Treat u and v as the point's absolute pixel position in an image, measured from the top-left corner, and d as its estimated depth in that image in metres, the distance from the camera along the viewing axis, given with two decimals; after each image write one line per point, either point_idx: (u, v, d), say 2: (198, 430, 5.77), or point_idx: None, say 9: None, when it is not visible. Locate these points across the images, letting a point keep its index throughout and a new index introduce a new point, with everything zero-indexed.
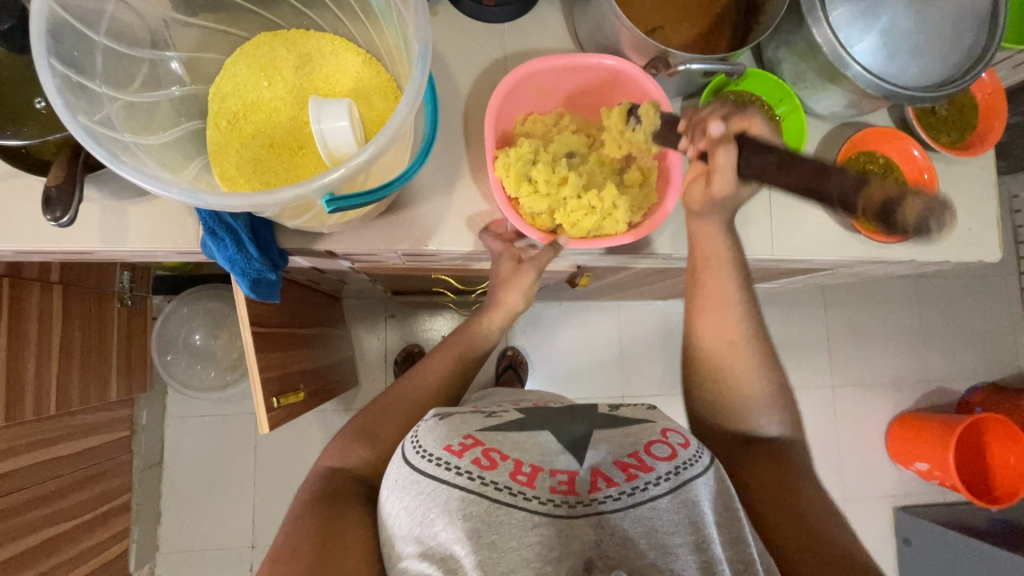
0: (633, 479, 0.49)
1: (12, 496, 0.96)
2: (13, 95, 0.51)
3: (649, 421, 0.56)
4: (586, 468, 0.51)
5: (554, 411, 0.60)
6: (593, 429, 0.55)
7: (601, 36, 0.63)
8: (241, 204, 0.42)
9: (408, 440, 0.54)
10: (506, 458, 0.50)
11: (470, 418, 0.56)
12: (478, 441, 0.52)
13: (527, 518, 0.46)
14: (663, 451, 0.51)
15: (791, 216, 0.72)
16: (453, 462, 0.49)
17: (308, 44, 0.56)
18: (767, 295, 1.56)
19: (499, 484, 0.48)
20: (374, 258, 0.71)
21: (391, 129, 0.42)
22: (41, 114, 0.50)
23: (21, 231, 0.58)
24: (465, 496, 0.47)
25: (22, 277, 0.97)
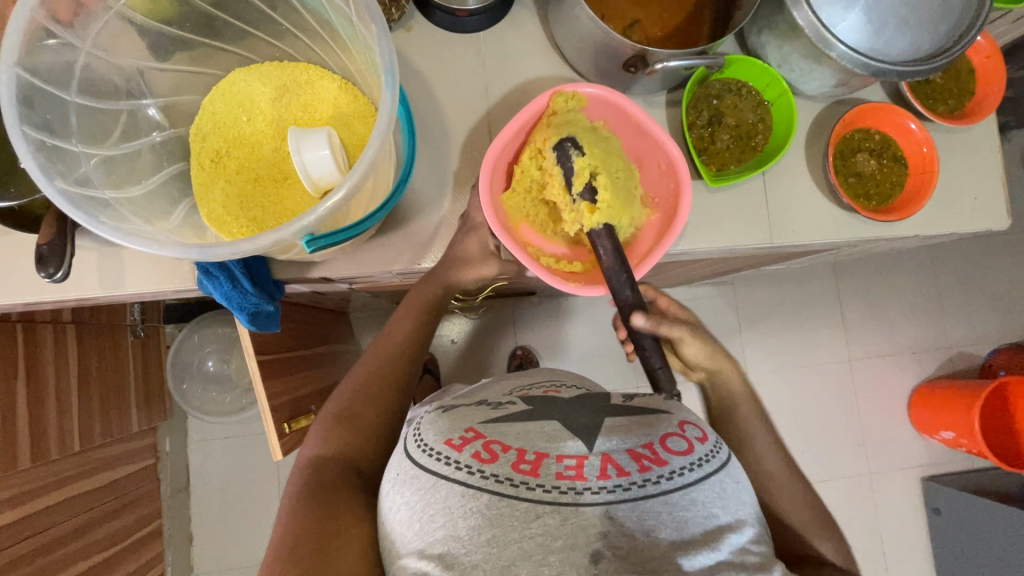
0: (645, 471, 0.49)
1: (46, 534, 0.99)
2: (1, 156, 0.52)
3: (665, 412, 0.57)
4: (597, 454, 0.50)
5: (562, 399, 0.61)
6: (606, 419, 0.56)
7: (575, 38, 0.62)
8: (222, 252, 0.42)
9: (412, 436, 0.56)
10: (509, 449, 0.51)
11: (473, 412, 0.58)
12: (479, 434, 0.53)
13: (531, 511, 0.46)
14: (678, 445, 0.52)
15: (788, 199, 0.70)
16: (452, 457, 0.50)
17: (282, 75, 0.56)
18: (776, 274, 1.54)
19: (500, 476, 0.48)
20: (370, 280, 0.71)
21: (364, 162, 0.42)
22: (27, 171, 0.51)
23: (26, 285, 0.59)
24: (464, 491, 0.47)
25: (35, 321, 0.99)
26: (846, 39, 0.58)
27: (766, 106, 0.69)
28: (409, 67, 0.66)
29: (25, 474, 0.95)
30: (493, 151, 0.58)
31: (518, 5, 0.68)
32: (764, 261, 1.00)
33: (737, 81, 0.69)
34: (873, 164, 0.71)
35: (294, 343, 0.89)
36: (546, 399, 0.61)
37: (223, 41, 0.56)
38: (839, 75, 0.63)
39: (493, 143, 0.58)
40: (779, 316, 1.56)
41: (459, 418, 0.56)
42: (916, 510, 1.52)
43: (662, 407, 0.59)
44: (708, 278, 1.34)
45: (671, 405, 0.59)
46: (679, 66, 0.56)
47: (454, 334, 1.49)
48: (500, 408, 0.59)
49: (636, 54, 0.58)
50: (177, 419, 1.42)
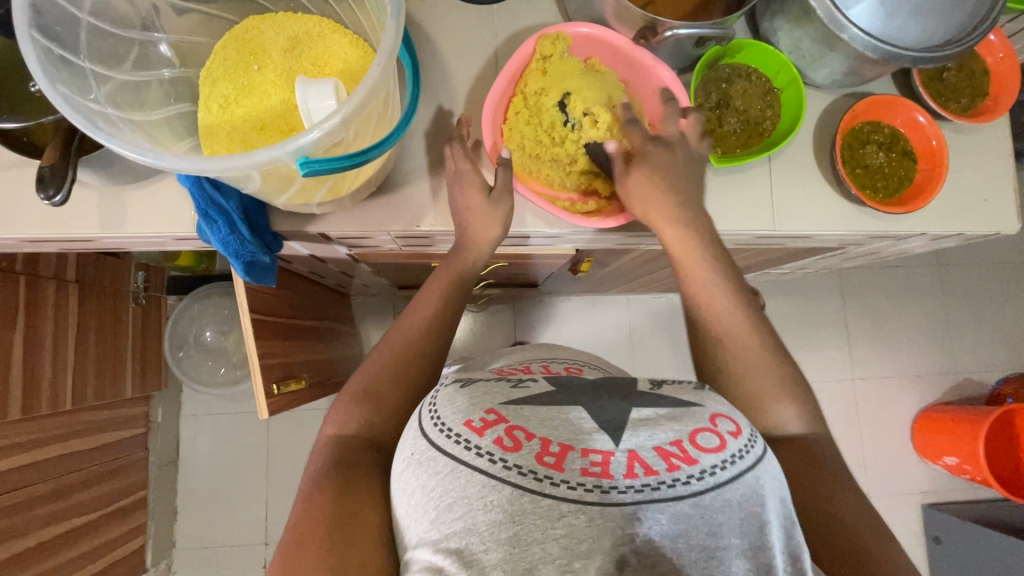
0: (675, 472, 0.42)
1: (30, 489, 0.99)
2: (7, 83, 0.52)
3: (695, 404, 0.48)
4: (623, 450, 0.43)
5: (583, 383, 0.53)
6: (632, 409, 0.46)
7: (589, 9, 0.62)
8: (216, 167, 0.42)
9: (426, 407, 0.49)
10: (533, 437, 0.44)
11: (494, 389, 0.50)
12: (501, 418, 0.46)
13: (555, 509, 0.40)
14: (711, 442, 0.43)
15: (792, 187, 0.70)
16: (472, 441, 0.44)
17: (295, 26, 0.57)
18: (780, 285, 1.53)
19: (522, 469, 0.42)
20: (369, 242, 0.71)
21: (363, 90, 0.43)
22: (36, 96, 0.52)
23: (28, 218, 0.60)
24: (485, 483, 0.42)
25: (40, 275, 1.00)
26: (860, 22, 0.58)
27: (776, 92, 0.69)
28: (423, 32, 0.67)
29: (14, 426, 0.96)
30: (492, 100, 0.59)
31: None
32: (769, 261, 0.98)
33: (746, 66, 0.69)
34: (881, 157, 0.70)
35: (290, 310, 0.89)
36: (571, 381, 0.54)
37: None
38: (851, 62, 0.62)
39: (491, 92, 0.59)
40: (783, 329, 1.54)
41: (479, 394, 0.48)
42: (914, 538, 1.47)
43: (693, 399, 0.49)
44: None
45: (704, 395, 0.50)
46: (689, 35, 0.56)
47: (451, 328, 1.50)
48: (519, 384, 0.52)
49: (646, 24, 0.58)
50: (171, 391, 1.42)
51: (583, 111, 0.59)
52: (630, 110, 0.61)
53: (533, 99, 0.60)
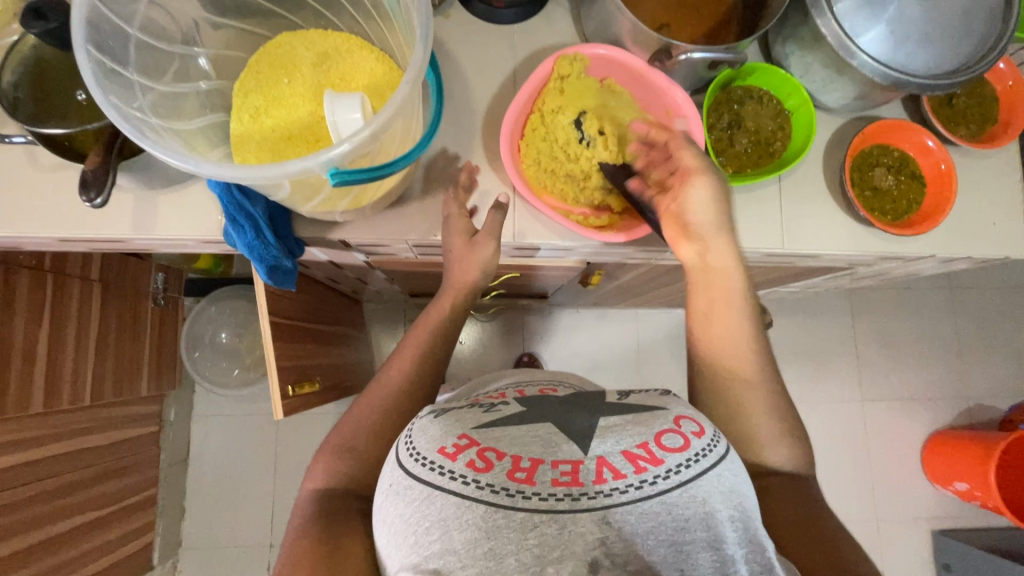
0: (642, 472, 0.44)
1: (45, 482, 1.01)
2: (57, 91, 0.55)
3: (659, 408, 0.50)
4: (592, 458, 0.45)
5: (557, 401, 0.54)
6: (598, 417, 0.49)
7: (605, 32, 0.65)
8: (251, 175, 0.44)
9: (403, 440, 0.50)
10: (504, 455, 0.46)
11: (466, 414, 0.51)
12: (473, 441, 0.47)
13: (528, 520, 0.42)
14: (674, 442, 0.46)
15: (800, 207, 0.71)
16: (446, 466, 0.45)
17: (325, 43, 0.60)
18: (790, 304, 1.53)
19: (496, 486, 0.44)
20: (386, 250, 0.73)
21: (392, 106, 0.45)
22: (80, 104, 0.54)
23: (65, 218, 0.63)
24: (460, 503, 0.43)
25: (66, 273, 1.04)
26: (869, 50, 0.59)
27: (787, 114, 0.70)
28: (445, 50, 0.70)
29: (34, 419, 0.98)
30: (511, 116, 0.61)
31: (553, 2, 0.71)
32: (778, 280, 0.99)
33: (759, 88, 0.71)
34: (891, 180, 0.71)
35: (306, 314, 0.91)
36: (545, 399, 0.56)
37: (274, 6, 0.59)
38: (860, 87, 0.64)
39: (511, 108, 0.60)
40: (793, 348, 1.53)
41: (452, 421, 0.50)
42: (923, 565, 1.45)
43: (657, 403, 0.52)
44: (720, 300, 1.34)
45: (668, 401, 0.53)
46: (702, 58, 0.58)
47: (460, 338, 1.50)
48: (492, 407, 0.54)
49: (661, 47, 0.60)
50: (184, 390, 1.45)
51: (598, 130, 0.61)
52: (642, 129, 0.64)
53: (551, 116, 0.62)
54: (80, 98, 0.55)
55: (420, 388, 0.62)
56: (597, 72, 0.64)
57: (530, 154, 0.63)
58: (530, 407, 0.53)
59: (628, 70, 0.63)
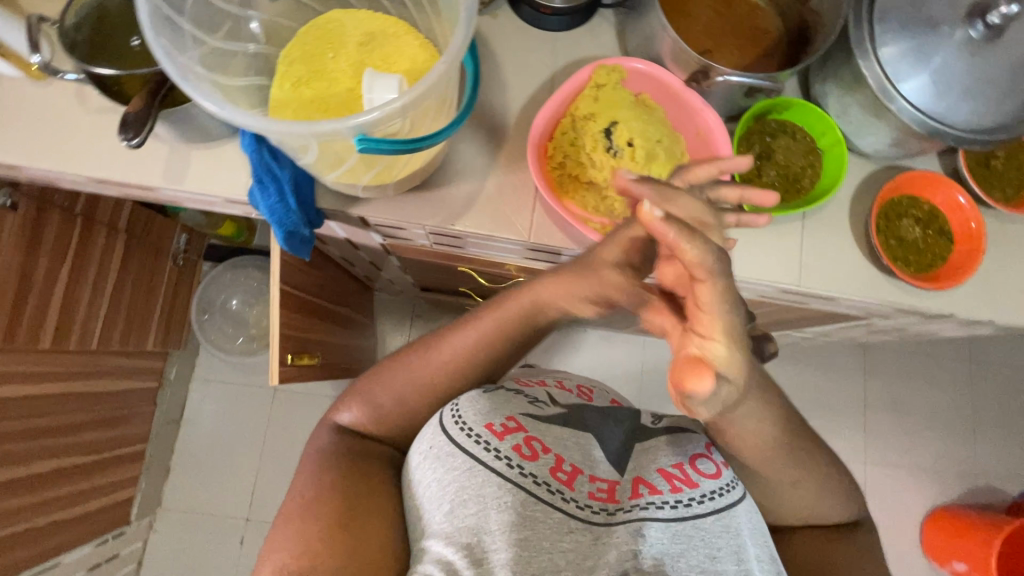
0: (678, 491, 0.58)
1: (43, 419, 1.03)
2: (113, 35, 0.58)
3: (694, 432, 0.68)
4: (628, 479, 0.60)
5: (593, 410, 0.69)
6: (637, 441, 0.66)
7: (647, 48, 0.65)
8: (283, 129, 0.45)
9: (447, 409, 0.61)
10: (548, 453, 0.59)
11: (513, 399, 0.64)
12: (520, 427, 0.59)
13: (564, 523, 0.54)
14: (709, 469, 0.61)
15: (821, 247, 0.70)
16: (494, 444, 0.56)
17: (373, 24, 0.61)
18: (800, 354, 1.50)
19: (539, 477, 0.56)
20: (402, 234, 0.74)
21: (427, 82, 0.46)
22: (135, 51, 0.57)
23: (102, 160, 0.65)
24: (502, 483, 0.54)
25: (95, 220, 1.07)
26: (909, 97, 0.59)
27: (818, 153, 0.70)
28: (488, 48, 0.71)
29: (42, 356, 1.01)
30: (542, 117, 0.61)
31: (600, 16, 0.73)
32: (790, 323, 0.98)
33: (794, 124, 0.71)
34: (918, 233, 0.70)
35: (317, 290, 0.92)
36: (579, 408, 0.68)
37: None
38: (896, 134, 0.64)
39: (543, 108, 0.61)
40: (798, 399, 1.50)
41: (498, 402, 0.62)
42: None
43: (690, 427, 0.70)
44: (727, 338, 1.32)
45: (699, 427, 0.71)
46: (739, 83, 0.58)
47: None
48: (535, 402, 0.66)
49: (700, 68, 0.61)
50: (189, 352, 1.47)
51: (627, 142, 0.60)
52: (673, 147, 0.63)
53: (581, 122, 0.62)
54: (135, 45, 0.58)
55: (443, 396, 0.65)
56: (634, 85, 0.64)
57: (556, 158, 0.63)
58: (569, 411, 0.67)
59: (663, 85, 0.64)
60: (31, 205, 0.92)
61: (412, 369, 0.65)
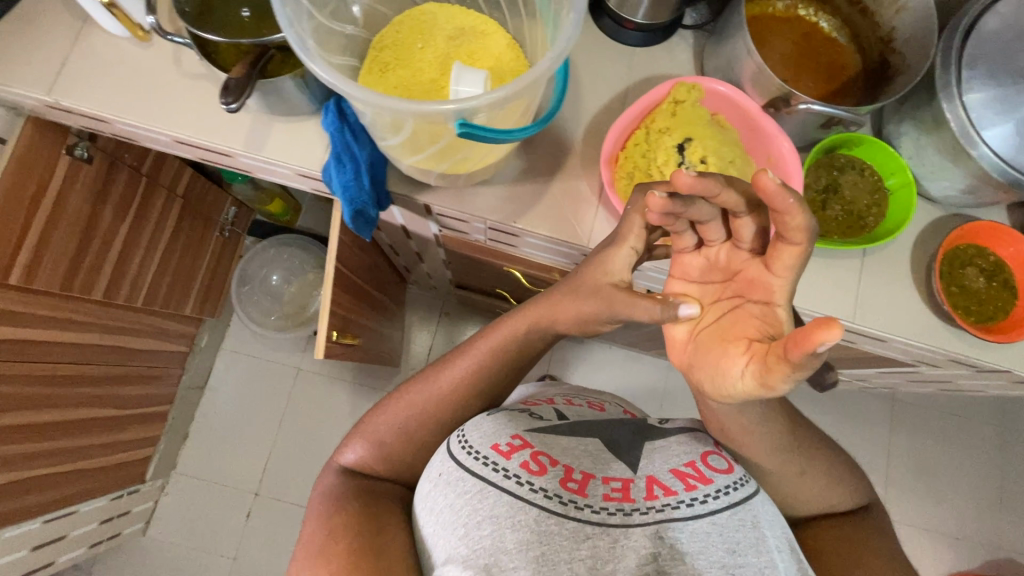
0: (692, 489, 0.55)
1: (83, 367, 1.06)
2: (222, 4, 0.59)
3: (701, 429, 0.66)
4: (642, 477, 0.57)
5: (599, 419, 0.67)
6: (647, 441, 0.63)
7: (726, 71, 0.66)
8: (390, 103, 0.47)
9: (455, 437, 0.59)
10: (557, 464, 0.56)
11: (517, 417, 0.62)
12: (526, 444, 0.57)
13: (580, 531, 0.51)
14: (719, 464, 0.59)
15: (879, 287, 0.69)
16: (501, 463, 0.54)
17: (464, 20, 0.63)
18: (827, 399, 1.47)
19: (550, 491, 0.53)
20: (461, 227, 0.75)
21: (532, 75, 0.48)
22: (241, 21, 0.58)
23: (188, 121, 0.68)
24: (512, 501, 0.52)
25: (157, 182, 1.11)
26: (991, 144, 0.59)
27: (885, 192, 0.69)
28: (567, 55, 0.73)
29: (92, 306, 1.04)
30: (616, 127, 0.63)
31: (680, 36, 0.74)
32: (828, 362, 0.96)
33: (863, 160, 0.70)
34: (981, 283, 0.69)
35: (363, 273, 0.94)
36: (585, 417, 0.67)
37: None
38: (971, 181, 0.63)
39: (619, 119, 0.62)
40: None
41: (503, 422, 0.60)
42: None
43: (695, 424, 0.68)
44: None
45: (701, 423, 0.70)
46: (821, 112, 0.59)
47: None
48: (542, 418, 0.64)
49: (780, 96, 0.61)
50: (221, 322, 1.50)
51: (701, 158, 0.61)
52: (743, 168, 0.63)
53: (654, 135, 0.63)
54: (242, 15, 0.59)
55: (440, 425, 0.67)
56: (711, 104, 0.65)
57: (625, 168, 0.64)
58: (577, 422, 0.65)
59: (738, 107, 0.63)
60: (105, 160, 0.96)
61: (408, 400, 0.67)
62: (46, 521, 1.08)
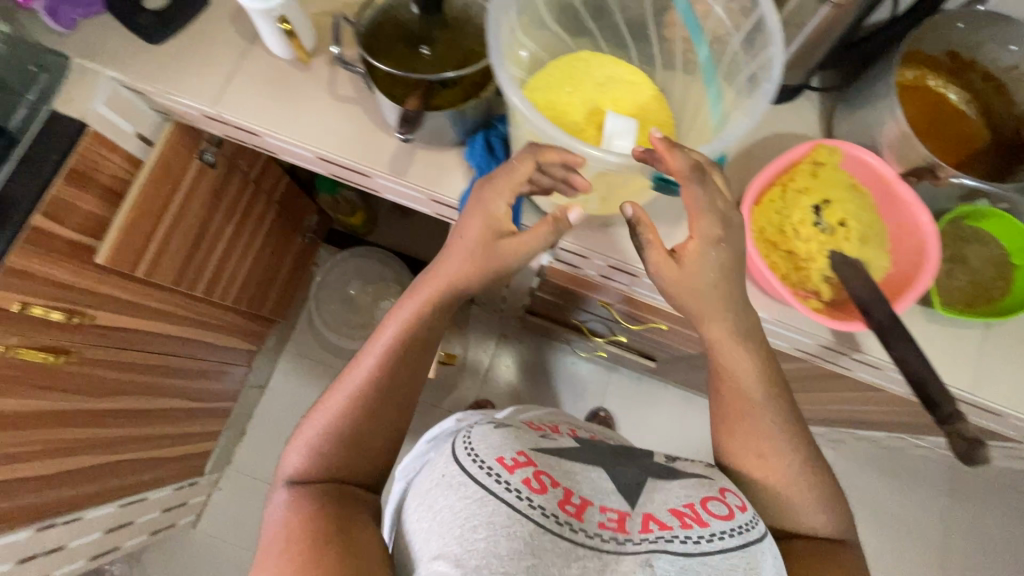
0: (687, 528, 0.55)
1: (173, 359, 1.10)
2: (405, 41, 0.65)
3: (709, 478, 0.63)
4: (638, 512, 0.57)
5: (602, 449, 0.67)
6: (647, 477, 0.62)
7: (863, 134, 0.68)
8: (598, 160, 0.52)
9: (461, 442, 0.60)
10: (557, 485, 0.56)
11: (523, 436, 0.62)
12: (530, 461, 0.57)
13: (572, 552, 0.51)
14: (721, 509, 0.57)
15: (1002, 362, 0.69)
16: (504, 476, 0.54)
17: (614, 69, 0.66)
18: (887, 461, 1.44)
19: (547, 509, 0.53)
20: (579, 261, 0.77)
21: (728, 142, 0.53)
22: (419, 59, 0.64)
23: (338, 142, 0.72)
24: (511, 513, 0.52)
25: (261, 187, 1.15)
26: None
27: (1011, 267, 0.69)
28: None
29: (191, 302, 1.08)
30: (758, 181, 0.64)
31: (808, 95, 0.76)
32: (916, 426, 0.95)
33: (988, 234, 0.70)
34: None
35: None
36: (590, 446, 0.68)
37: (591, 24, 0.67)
38: None
39: (761, 174, 0.64)
40: (872, 507, 1.42)
41: (509, 437, 0.60)
42: None
43: (706, 472, 0.65)
44: (820, 427, 1.27)
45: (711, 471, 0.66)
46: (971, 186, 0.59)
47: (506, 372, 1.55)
48: (547, 440, 0.64)
49: (925, 165, 0.62)
50: (289, 323, 1.54)
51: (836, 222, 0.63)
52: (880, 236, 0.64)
53: (792, 193, 0.65)
54: (420, 52, 0.65)
55: (385, 401, 0.63)
56: (856, 168, 0.65)
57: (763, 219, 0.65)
58: (583, 448, 0.66)
59: (874, 173, 0.64)
60: (225, 166, 1.00)
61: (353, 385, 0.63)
62: (122, 505, 1.11)
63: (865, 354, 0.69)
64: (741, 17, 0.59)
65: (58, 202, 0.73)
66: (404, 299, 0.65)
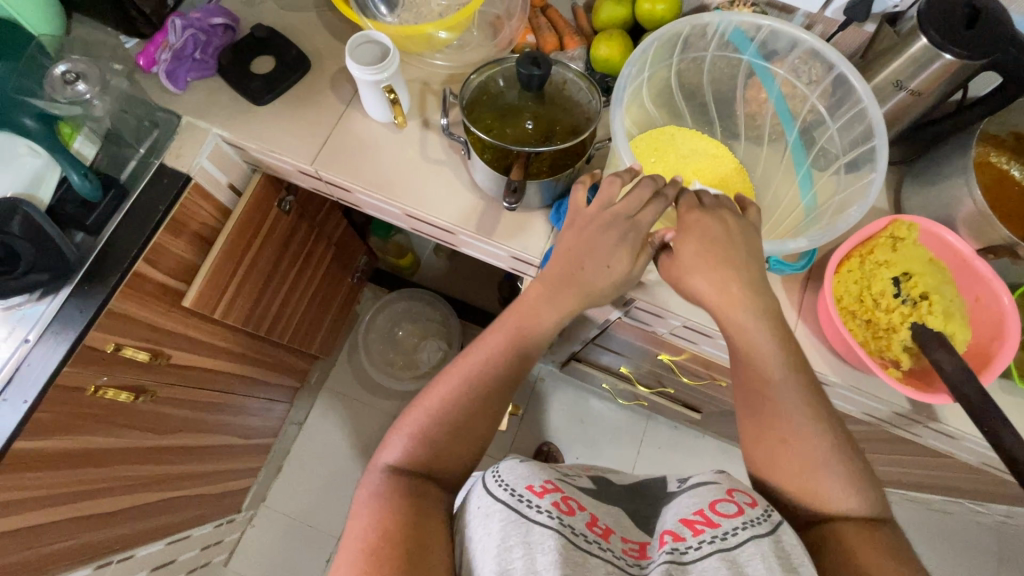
0: (699, 534, 0.48)
1: (228, 396, 1.11)
2: (510, 115, 0.69)
3: (713, 482, 0.55)
4: (658, 535, 0.51)
5: (619, 488, 0.62)
6: (666, 507, 0.56)
7: (935, 209, 0.70)
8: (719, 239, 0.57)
9: (488, 473, 0.53)
10: (583, 510, 0.51)
11: (547, 469, 0.57)
12: (557, 488, 0.52)
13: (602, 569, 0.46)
14: (728, 508, 0.51)
15: None
16: (535, 501, 0.49)
17: (699, 144, 0.70)
18: (937, 523, 1.39)
19: (578, 530, 0.48)
20: (651, 321, 0.79)
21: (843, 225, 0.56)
22: (523, 131, 0.68)
23: (428, 202, 0.76)
24: (542, 532, 0.46)
25: (325, 232, 1.20)
26: None
27: None
28: None
29: (251, 341, 1.10)
30: (840, 253, 0.66)
31: None
32: (984, 493, 0.93)
33: None
34: None
35: None
36: (607, 483, 0.62)
37: (684, 101, 0.73)
38: None
39: (843, 246, 0.66)
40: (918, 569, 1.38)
41: (533, 465, 0.55)
42: None
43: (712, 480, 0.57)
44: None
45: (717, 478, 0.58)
46: None
47: (540, 411, 1.56)
48: (569, 476, 0.59)
49: (1002, 243, 0.65)
50: (330, 359, 1.56)
51: (918, 294, 0.66)
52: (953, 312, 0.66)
53: (874, 264, 0.68)
54: (525, 125, 0.68)
55: (488, 398, 0.60)
56: (929, 245, 0.68)
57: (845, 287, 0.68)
58: (601, 487, 0.60)
59: (951, 251, 0.66)
60: (298, 213, 1.05)
61: (455, 374, 0.62)
62: (170, 541, 1.12)
63: (945, 425, 0.69)
64: (843, 110, 0.63)
65: (157, 250, 0.77)
66: (514, 305, 0.64)
